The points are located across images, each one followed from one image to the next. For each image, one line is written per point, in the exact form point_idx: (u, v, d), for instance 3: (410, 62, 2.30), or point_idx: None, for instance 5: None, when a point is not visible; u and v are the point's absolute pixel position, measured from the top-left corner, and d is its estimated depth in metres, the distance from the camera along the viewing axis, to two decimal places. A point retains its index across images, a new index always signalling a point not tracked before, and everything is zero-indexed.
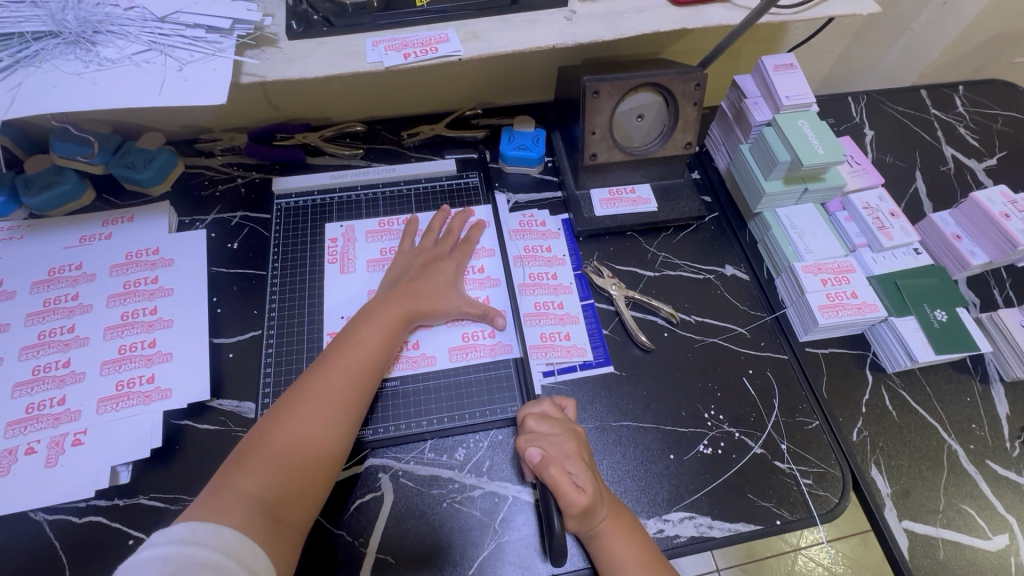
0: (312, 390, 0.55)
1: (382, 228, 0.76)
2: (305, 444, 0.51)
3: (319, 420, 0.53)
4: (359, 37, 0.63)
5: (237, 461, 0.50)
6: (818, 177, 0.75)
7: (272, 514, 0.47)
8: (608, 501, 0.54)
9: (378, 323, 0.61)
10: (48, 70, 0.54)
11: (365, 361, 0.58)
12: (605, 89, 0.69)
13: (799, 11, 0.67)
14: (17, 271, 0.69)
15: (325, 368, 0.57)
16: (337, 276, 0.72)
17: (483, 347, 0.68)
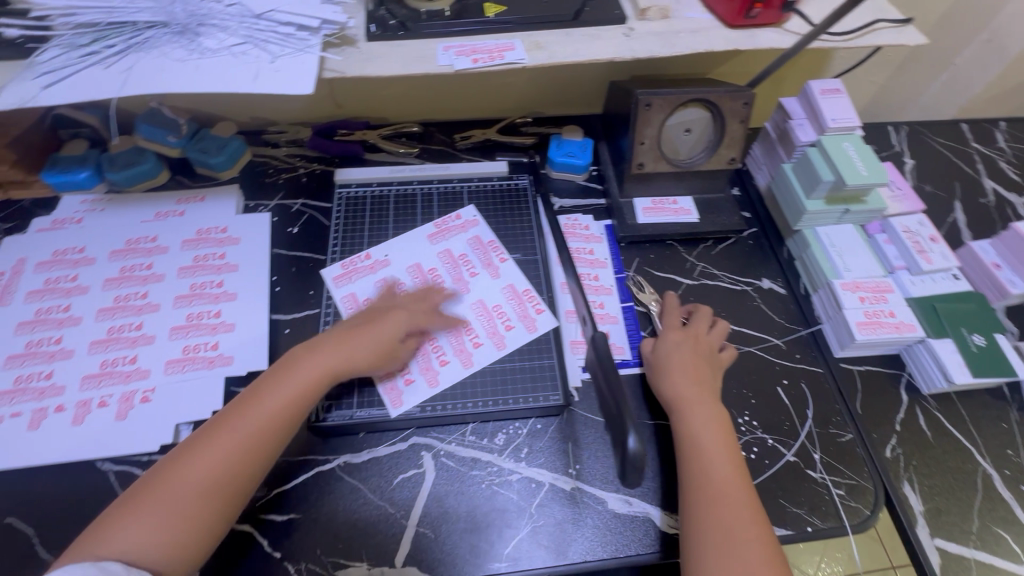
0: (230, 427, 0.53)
1: (441, 228, 0.79)
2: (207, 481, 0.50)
3: (221, 461, 0.51)
4: (431, 42, 0.68)
5: (147, 486, 0.50)
6: (859, 199, 0.77)
7: (166, 548, 0.47)
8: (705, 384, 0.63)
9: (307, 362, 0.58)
10: (155, 56, 0.59)
11: (285, 402, 0.56)
12: (657, 102, 0.73)
13: (848, 39, 0.70)
14: (99, 240, 0.75)
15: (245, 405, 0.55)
16: (386, 252, 0.76)
17: (406, 374, 0.66)
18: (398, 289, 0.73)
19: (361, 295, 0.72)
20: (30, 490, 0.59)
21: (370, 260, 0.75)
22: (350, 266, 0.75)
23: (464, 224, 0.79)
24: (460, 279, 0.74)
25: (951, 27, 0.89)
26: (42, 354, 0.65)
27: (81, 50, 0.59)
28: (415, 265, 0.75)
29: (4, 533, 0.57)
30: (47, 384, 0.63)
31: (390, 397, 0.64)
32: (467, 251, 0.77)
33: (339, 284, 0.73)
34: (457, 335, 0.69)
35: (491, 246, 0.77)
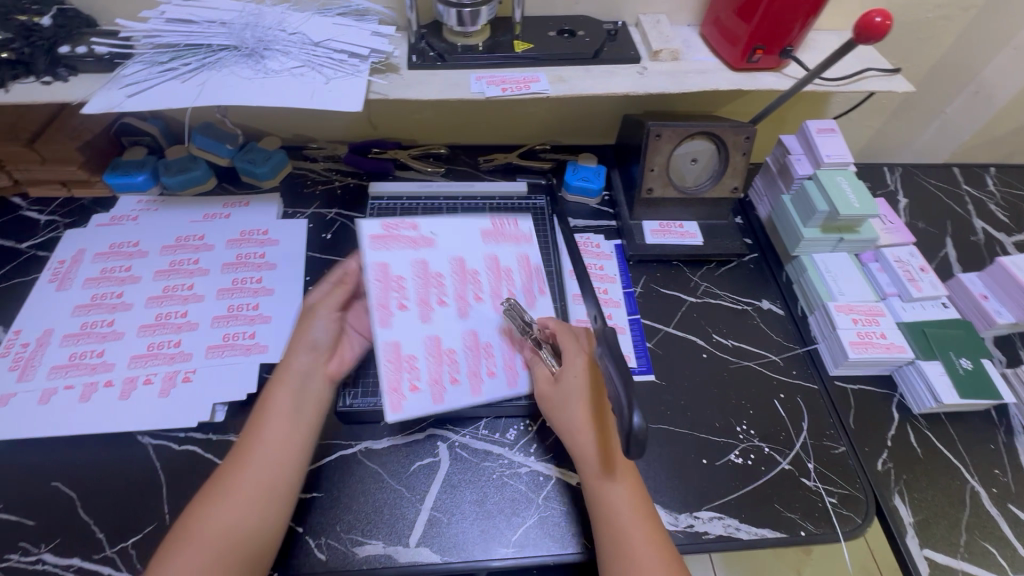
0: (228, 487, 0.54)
1: (495, 229, 0.79)
2: (219, 543, 0.51)
3: (223, 519, 0.52)
4: (464, 72, 0.75)
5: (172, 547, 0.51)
6: (853, 229, 0.83)
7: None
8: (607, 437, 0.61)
9: (280, 404, 0.59)
10: (225, 74, 0.67)
11: (279, 444, 0.57)
12: (667, 132, 0.80)
13: (843, 83, 0.77)
14: (151, 236, 0.82)
15: (235, 467, 0.55)
16: (434, 230, 0.75)
17: (412, 381, 0.64)
18: (435, 279, 0.72)
19: (393, 270, 0.70)
20: (77, 458, 0.64)
21: (415, 233, 0.74)
22: (392, 228, 0.73)
23: (519, 237, 0.79)
24: (496, 295, 0.74)
25: (939, 79, 0.96)
26: (95, 334, 0.71)
27: (160, 67, 0.68)
28: (459, 258, 0.74)
29: (49, 495, 0.61)
30: (99, 361, 0.69)
31: (392, 401, 0.63)
32: (513, 266, 0.77)
33: (376, 246, 0.71)
34: (476, 353, 0.69)
35: (536, 274, 0.78)
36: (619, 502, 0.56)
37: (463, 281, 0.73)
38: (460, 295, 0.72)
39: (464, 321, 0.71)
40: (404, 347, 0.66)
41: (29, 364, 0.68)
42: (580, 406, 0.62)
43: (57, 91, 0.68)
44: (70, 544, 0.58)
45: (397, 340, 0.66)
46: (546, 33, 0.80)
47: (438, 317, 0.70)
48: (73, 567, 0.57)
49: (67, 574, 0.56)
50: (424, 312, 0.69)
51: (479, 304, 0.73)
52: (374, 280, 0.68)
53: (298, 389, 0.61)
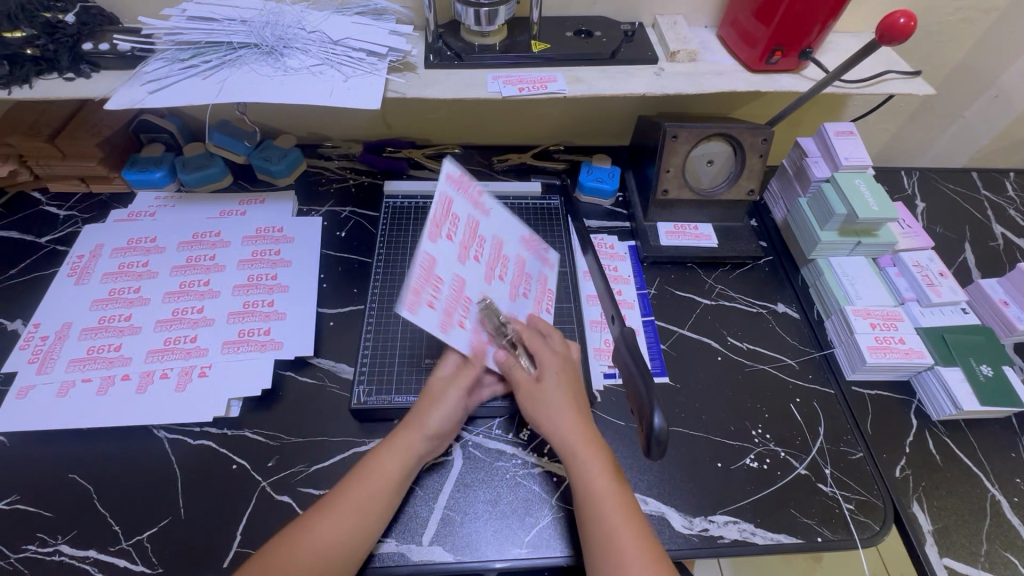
0: (312, 534, 0.52)
1: (535, 244, 0.74)
2: (328, 558, 0.52)
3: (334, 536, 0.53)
4: (481, 72, 0.75)
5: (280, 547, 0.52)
6: (871, 233, 0.82)
7: None
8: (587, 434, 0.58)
9: (388, 473, 0.57)
10: (245, 72, 0.68)
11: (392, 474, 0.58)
12: (684, 134, 0.79)
13: (862, 86, 0.76)
14: (168, 232, 0.82)
15: (347, 491, 0.56)
16: (495, 204, 0.67)
17: (432, 298, 0.56)
18: (484, 241, 0.65)
19: (455, 207, 0.59)
20: (94, 451, 0.64)
21: (483, 197, 0.65)
22: (466, 181, 0.62)
23: (548, 261, 0.76)
24: (516, 288, 0.69)
25: (958, 82, 0.95)
26: (113, 328, 0.72)
27: (181, 64, 0.68)
28: (501, 239, 0.68)
29: (67, 487, 0.62)
30: (116, 355, 0.69)
31: (410, 299, 0.53)
32: (535, 276, 0.74)
33: (449, 179, 0.59)
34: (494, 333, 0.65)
35: (548, 296, 0.75)
36: (607, 496, 0.54)
37: (500, 259, 0.67)
38: (491, 265, 0.65)
39: (486, 286, 0.64)
40: (438, 268, 0.57)
41: (47, 357, 0.69)
42: (560, 399, 0.59)
43: (79, 87, 0.68)
44: (86, 536, 0.58)
45: (434, 257, 0.56)
46: (563, 33, 0.80)
47: (470, 269, 0.62)
48: (89, 559, 0.57)
49: (83, 565, 0.57)
50: (463, 254, 0.61)
51: (501, 284, 0.67)
52: (436, 201, 0.57)
53: (410, 466, 0.59)
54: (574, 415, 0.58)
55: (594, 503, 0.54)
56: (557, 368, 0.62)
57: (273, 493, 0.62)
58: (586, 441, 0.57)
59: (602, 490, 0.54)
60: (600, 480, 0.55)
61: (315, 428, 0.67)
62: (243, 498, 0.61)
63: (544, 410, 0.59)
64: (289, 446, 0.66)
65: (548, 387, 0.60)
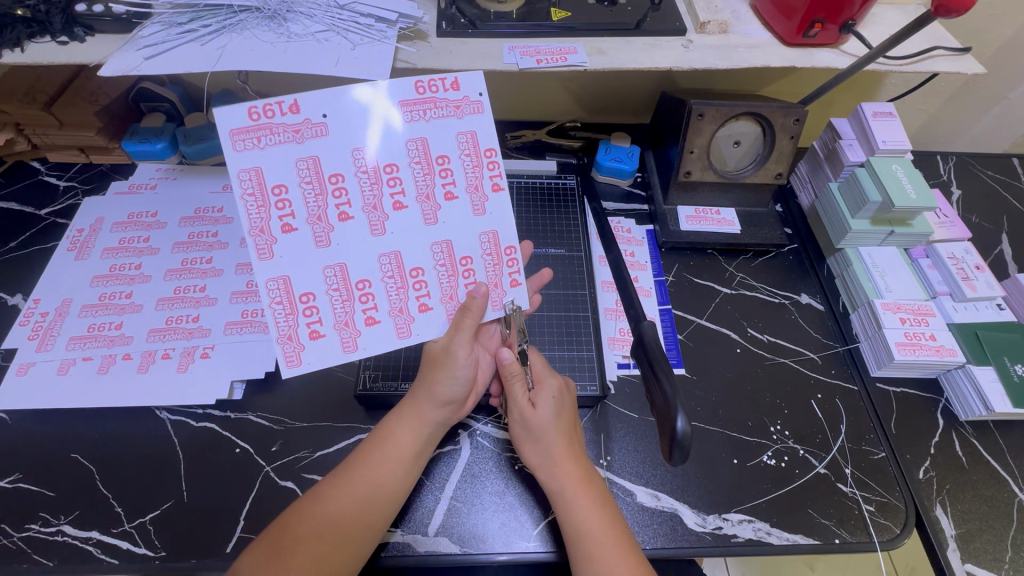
0: (327, 501, 0.52)
1: (424, 97, 0.54)
2: (345, 518, 0.51)
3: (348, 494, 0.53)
4: (497, 42, 0.70)
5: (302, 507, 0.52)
6: (905, 222, 0.77)
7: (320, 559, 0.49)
8: (579, 464, 0.57)
9: (401, 442, 0.56)
10: (246, 38, 0.64)
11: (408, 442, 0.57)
12: (710, 112, 0.74)
13: (904, 64, 0.70)
14: (170, 206, 0.80)
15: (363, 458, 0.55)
16: (326, 111, 0.52)
17: (313, 327, 0.54)
18: (332, 184, 0.52)
19: (270, 178, 0.51)
20: (96, 431, 0.63)
21: (297, 118, 0.51)
22: (261, 116, 0.50)
23: (460, 103, 0.55)
24: (428, 198, 0.55)
25: (1010, 62, 0.88)
26: (113, 306, 0.70)
27: (179, 28, 0.64)
28: (367, 148, 0.53)
29: (69, 467, 0.61)
30: (117, 333, 0.68)
31: (287, 352, 0.54)
32: (452, 153, 0.55)
33: (240, 148, 0.50)
34: (450, 273, 0.57)
35: (487, 160, 0.56)
36: (600, 532, 0.53)
37: (375, 183, 0.54)
38: (372, 202, 0.54)
39: (378, 237, 0.55)
40: (297, 284, 0.53)
41: (47, 334, 0.67)
42: (551, 433, 0.57)
43: (73, 52, 0.64)
44: (89, 517, 0.58)
45: (287, 273, 0.53)
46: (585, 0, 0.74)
47: (342, 235, 0.53)
48: (92, 540, 0.56)
49: (87, 546, 0.56)
50: (320, 232, 0.53)
51: (402, 211, 0.55)
52: (241, 195, 0.50)
53: (426, 435, 0.58)
54: (565, 448, 0.57)
55: (585, 539, 0.53)
56: (554, 393, 0.59)
57: (277, 478, 0.61)
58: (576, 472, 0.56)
59: (592, 526, 0.53)
60: (591, 514, 0.54)
61: (319, 412, 0.66)
62: (246, 482, 0.60)
63: (534, 445, 0.58)
64: (293, 431, 0.64)
65: (543, 418, 0.58)
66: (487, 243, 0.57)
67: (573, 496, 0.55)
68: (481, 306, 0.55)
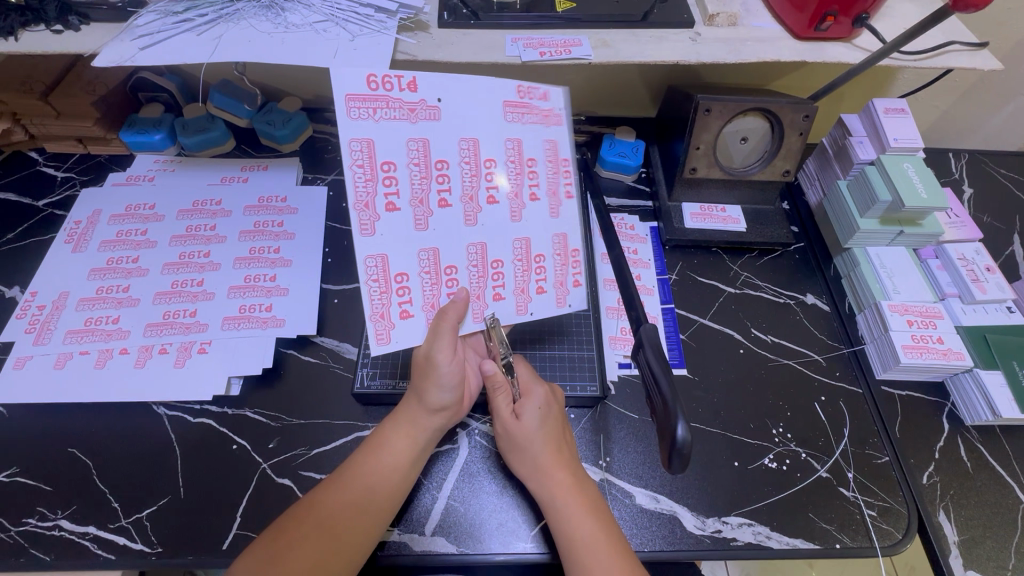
0: (321, 508, 0.52)
1: (524, 102, 0.53)
2: (339, 524, 0.51)
3: (342, 503, 0.52)
4: (500, 33, 0.69)
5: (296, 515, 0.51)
6: (915, 222, 0.76)
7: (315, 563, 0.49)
8: (567, 469, 0.57)
9: (397, 450, 0.56)
10: (243, 28, 0.62)
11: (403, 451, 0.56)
12: (717, 108, 0.72)
13: (919, 59, 0.68)
14: (168, 198, 0.79)
15: (358, 465, 0.55)
16: (440, 96, 0.51)
17: (403, 308, 0.53)
18: (436, 169, 0.51)
19: (381, 152, 0.50)
20: (94, 426, 0.63)
21: (412, 97, 0.50)
22: (378, 86, 0.49)
23: (549, 113, 0.54)
24: (516, 195, 0.54)
25: None
26: (111, 299, 0.69)
27: (175, 17, 0.62)
28: (473, 139, 0.52)
29: (66, 462, 0.61)
30: (114, 328, 0.67)
31: (377, 330, 0.53)
32: (539, 158, 0.54)
33: (355, 116, 0.48)
34: (524, 268, 0.56)
35: (567, 169, 0.55)
36: (594, 540, 0.52)
37: (473, 174, 0.53)
38: (469, 192, 0.53)
39: (469, 228, 0.53)
40: (393, 263, 0.52)
41: (45, 327, 0.67)
42: (540, 442, 0.57)
43: (68, 41, 0.63)
44: (86, 512, 0.58)
45: (386, 252, 0.51)
46: None
47: (439, 222, 0.52)
48: (89, 535, 0.56)
49: (83, 541, 0.56)
50: (420, 215, 0.52)
51: (493, 206, 0.54)
52: (352, 165, 0.49)
53: (422, 443, 0.57)
54: (554, 456, 0.57)
55: (577, 545, 0.52)
56: (540, 404, 0.58)
57: (274, 475, 0.60)
58: (567, 483, 0.56)
59: (585, 533, 0.53)
60: (583, 522, 0.53)
61: (316, 409, 0.65)
62: (242, 480, 0.60)
63: (522, 456, 0.57)
64: (290, 428, 0.64)
65: (529, 428, 0.57)
66: (557, 242, 0.56)
67: (564, 503, 0.55)
68: (457, 311, 0.54)
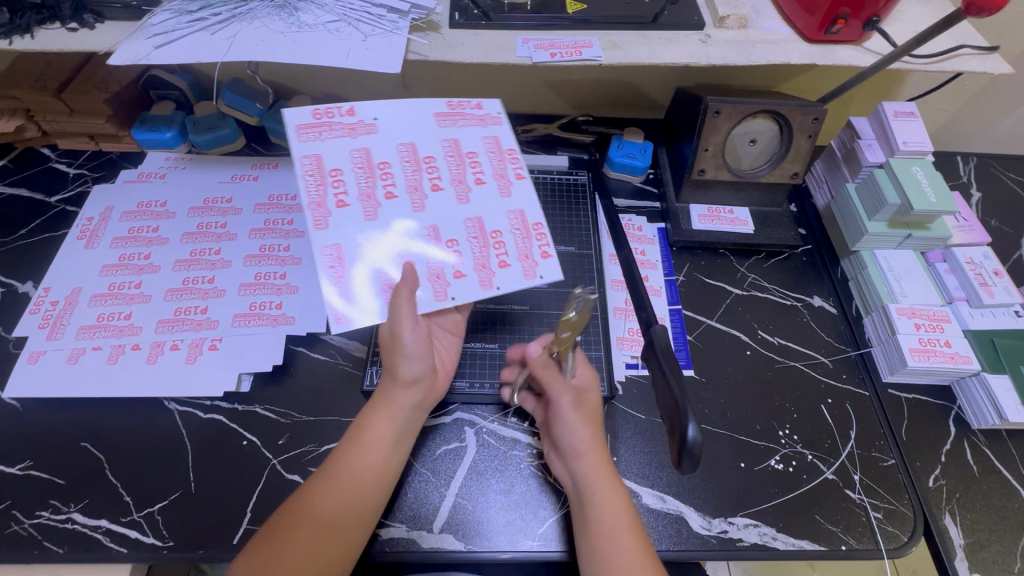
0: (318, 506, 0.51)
1: (454, 111, 0.62)
2: (333, 521, 0.51)
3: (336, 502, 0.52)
4: (511, 34, 0.69)
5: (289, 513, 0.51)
6: (923, 225, 0.76)
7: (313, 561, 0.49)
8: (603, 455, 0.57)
9: (379, 437, 0.55)
10: (256, 27, 0.63)
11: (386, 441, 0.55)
12: (727, 110, 0.72)
13: (930, 63, 0.68)
14: (179, 195, 0.80)
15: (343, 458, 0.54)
16: (377, 116, 0.60)
17: (359, 286, 0.53)
18: (380, 169, 0.57)
19: (329, 162, 0.56)
20: (105, 421, 0.63)
21: (352, 119, 0.59)
22: (322, 115, 0.59)
23: (484, 116, 0.62)
24: (461, 182, 0.58)
25: None
26: (122, 296, 0.70)
27: (190, 16, 0.63)
28: (410, 143, 0.59)
29: (78, 456, 0.61)
30: (126, 323, 0.68)
31: (333, 308, 0.52)
32: (479, 150, 0.60)
33: (303, 138, 0.57)
34: (483, 244, 0.56)
35: (511, 158, 0.61)
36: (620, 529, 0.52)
37: (416, 170, 0.58)
38: (414, 184, 0.58)
39: (420, 214, 0.56)
40: (348, 249, 0.54)
41: (58, 322, 0.68)
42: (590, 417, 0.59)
43: (83, 39, 0.63)
44: (98, 506, 0.58)
45: (340, 241, 0.54)
46: None
47: (391, 211, 0.56)
48: (102, 528, 0.57)
49: (96, 535, 0.57)
50: (369, 207, 0.56)
51: (438, 194, 0.58)
52: (302, 174, 0.55)
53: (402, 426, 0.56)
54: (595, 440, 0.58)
55: (603, 534, 0.52)
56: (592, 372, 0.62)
57: (284, 471, 0.61)
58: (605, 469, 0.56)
59: (612, 521, 0.53)
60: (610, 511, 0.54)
61: (326, 406, 0.66)
62: (253, 475, 0.61)
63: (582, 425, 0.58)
64: (300, 424, 0.64)
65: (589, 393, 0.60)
66: (515, 219, 0.58)
67: (597, 494, 0.54)
68: (414, 283, 0.53)
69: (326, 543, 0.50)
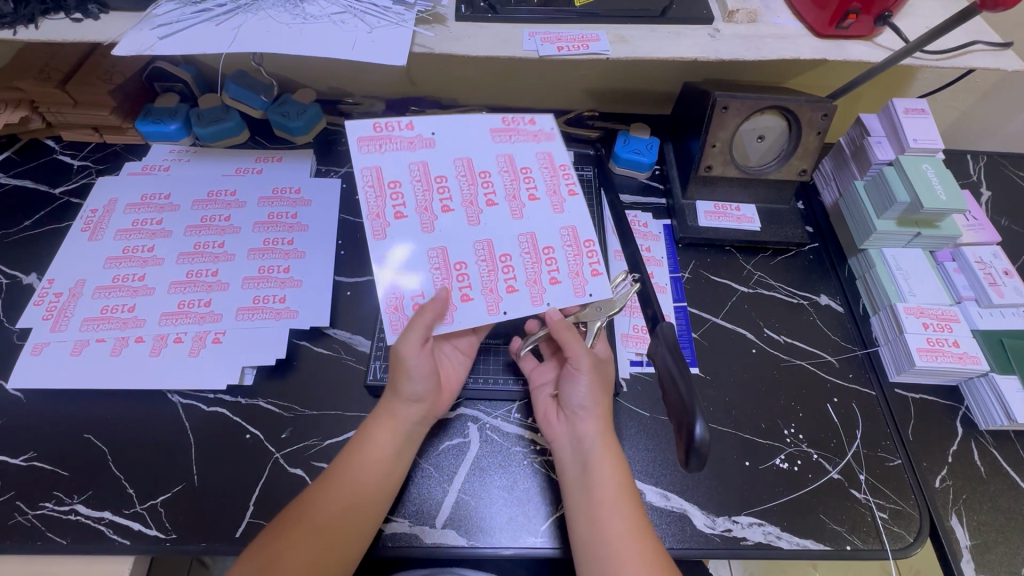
0: (315, 507, 0.51)
1: (509, 127, 0.64)
2: (332, 524, 0.51)
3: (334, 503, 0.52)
4: (518, 27, 0.68)
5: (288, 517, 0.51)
6: (932, 224, 0.75)
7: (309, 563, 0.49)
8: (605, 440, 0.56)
9: (382, 443, 0.56)
10: (261, 18, 0.62)
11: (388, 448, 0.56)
12: (735, 105, 0.72)
13: (942, 58, 0.67)
14: (182, 188, 0.79)
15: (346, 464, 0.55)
16: (434, 130, 0.63)
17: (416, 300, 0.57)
18: (436, 183, 0.60)
19: (387, 174, 0.60)
20: (108, 413, 0.63)
21: (412, 133, 0.62)
22: (382, 129, 0.61)
23: (538, 133, 0.64)
24: (515, 198, 0.61)
25: None
26: (126, 288, 0.70)
27: (194, 7, 0.62)
28: (466, 158, 0.62)
29: (82, 447, 0.61)
30: (130, 316, 0.68)
31: (392, 321, 0.56)
32: (533, 165, 0.63)
33: (364, 149, 0.60)
34: (535, 260, 0.59)
35: (564, 174, 0.63)
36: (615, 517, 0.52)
37: (471, 185, 0.61)
38: (470, 199, 0.61)
39: (475, 228, 0.60)
40: (405, 262, 0.58)
41: (62, 314, 0.68)
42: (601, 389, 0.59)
43: (87, 30, 0.63)
44: (101, 498, 0.58)
45: (398, 253, 0.58)
46: None
47: (447, 226, 0.59)
48: (105, 520, 0.57)
49: (99, 526, 0.57)
50: (426, 220, 0.59)
51: (493, 208, 0.61)
52: (363, 186, 0.59)
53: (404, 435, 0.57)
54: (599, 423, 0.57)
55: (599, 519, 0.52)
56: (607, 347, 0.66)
57: (287, 465, 0.61)
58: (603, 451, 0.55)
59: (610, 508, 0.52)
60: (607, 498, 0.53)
61: (328, 400, 0.65)
62: (255, 468, 0.60)
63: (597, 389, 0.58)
64: (303, 418, 0.64)
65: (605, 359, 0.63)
66: (564, 234, 0.61)
67: (597, 477, 0.54)
68: (437, 308, 0.55)
69: (324, 546, 0.50)
